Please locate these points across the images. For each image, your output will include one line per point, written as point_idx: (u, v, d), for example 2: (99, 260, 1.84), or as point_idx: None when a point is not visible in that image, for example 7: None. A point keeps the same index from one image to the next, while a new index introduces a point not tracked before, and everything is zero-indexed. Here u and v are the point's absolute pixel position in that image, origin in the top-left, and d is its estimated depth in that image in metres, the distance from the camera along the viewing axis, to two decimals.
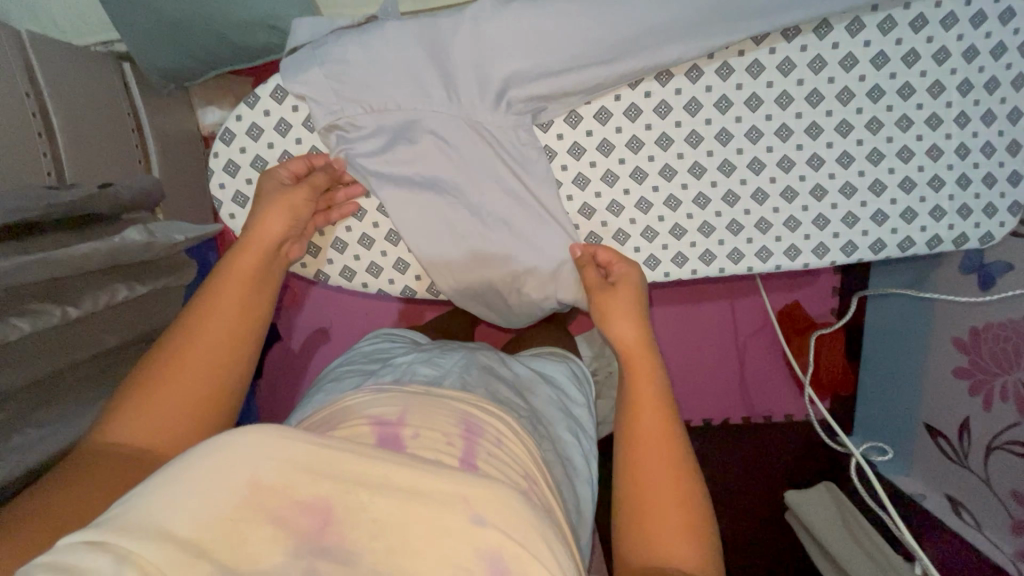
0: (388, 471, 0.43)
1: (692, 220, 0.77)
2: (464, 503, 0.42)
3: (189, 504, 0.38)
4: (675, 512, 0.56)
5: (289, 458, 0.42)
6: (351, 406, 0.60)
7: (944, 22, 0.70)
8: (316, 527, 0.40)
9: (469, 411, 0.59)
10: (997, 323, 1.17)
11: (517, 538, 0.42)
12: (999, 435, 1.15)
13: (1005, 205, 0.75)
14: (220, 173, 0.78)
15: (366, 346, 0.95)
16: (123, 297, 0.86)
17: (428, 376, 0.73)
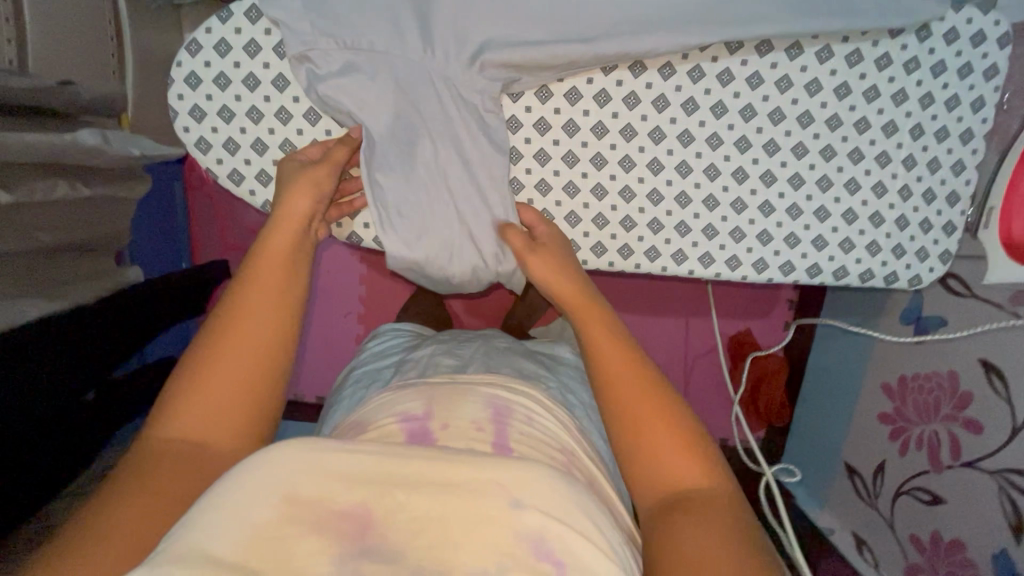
0: (414, 469, 0.44)
1: (643, 215, 0.79)
2: (501, 488, 0.43)
3: (224, 528, 0.40)
4: (678, 448, 0.57)
5: (326, 468, 0.43)
6: (377, 411, 0.63)
7: (907, 66, 0.73)
8: (357, 532, 0.41)
9: (495, 394, 0.63)
10: (924, 374, 1.22)
11: (558, 516, 0.43)
12: (908, 480, 1.22)
13: (937, 252, 0.79)
14: (180, 83, 0.78)
15: (377, 346, 1.00)
16: (63, 194, 0.86)
17: (451, 365, 0.79)
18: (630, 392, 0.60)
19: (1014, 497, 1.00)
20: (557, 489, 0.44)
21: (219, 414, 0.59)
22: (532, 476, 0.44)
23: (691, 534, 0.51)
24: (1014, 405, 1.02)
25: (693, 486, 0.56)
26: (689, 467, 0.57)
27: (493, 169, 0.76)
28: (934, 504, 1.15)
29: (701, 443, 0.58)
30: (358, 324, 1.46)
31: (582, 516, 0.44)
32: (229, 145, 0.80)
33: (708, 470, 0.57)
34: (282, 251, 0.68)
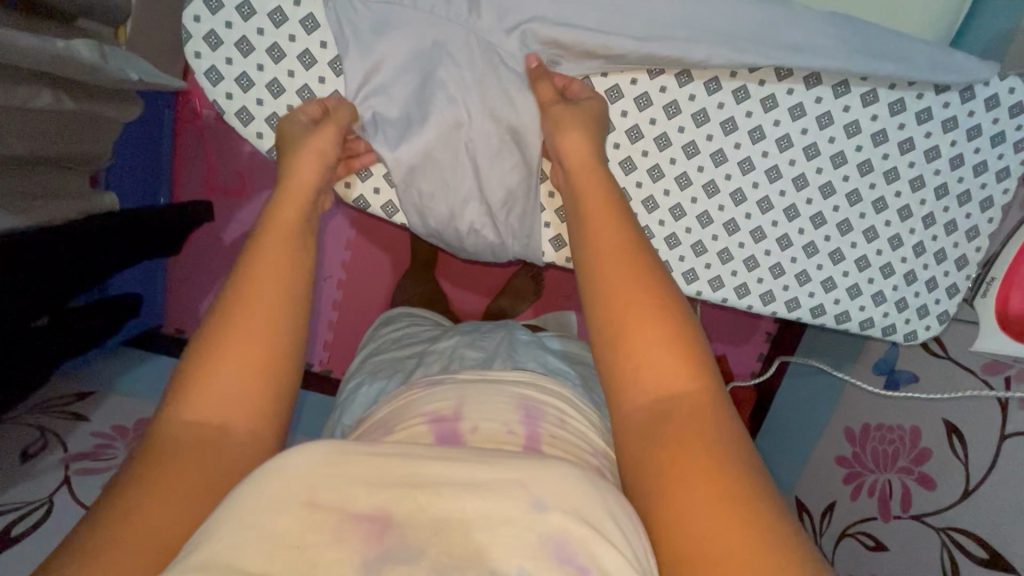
0: (431, 467, 0.42)
1: (662, 228, 0.77)
2: (522, 487, 0.41)
3: (246, 538, 0.37)
4: (667, 348, 0.55)
5: (345, 474, 0.40)
6: (404, 410, 0.61)
7: (945, 124, 0.73)
8: (374, 534, 0.38)
9: (527, 395, 0.61)
10: (888, 425, 1.25)
11: (582, 517, 0.41)
12: (853, 524, 1.26)
13: (936, 311, 0.81)
14: (198, 4, 0.72)
15: (394, 331, 1.03)
16: (43, 104, 0.79)
17: (476, 360, 0.80)
18: (620, 279, 0.59)
19: (954, 554, 1.03)
20: (585, 494, 0.42)
21: (228, 387, 0.54)
22: (550, 473, 0.42)
23: (658, 436, 0.51)
24: (969, 469, 1.05)
25: (674, 390, 0.54)
26: (671, 365, 0.54)
27: (518, 153, 0.76)
28: (876, 550, 1.18)
29: (693, 343, 0.56)
30: (337, 291, 1.41)
31: (605, 519, 0.42)
32: (243, 80, 0.74)
33: (696, 372, 0.55)
34: (290, 221, 0.64)
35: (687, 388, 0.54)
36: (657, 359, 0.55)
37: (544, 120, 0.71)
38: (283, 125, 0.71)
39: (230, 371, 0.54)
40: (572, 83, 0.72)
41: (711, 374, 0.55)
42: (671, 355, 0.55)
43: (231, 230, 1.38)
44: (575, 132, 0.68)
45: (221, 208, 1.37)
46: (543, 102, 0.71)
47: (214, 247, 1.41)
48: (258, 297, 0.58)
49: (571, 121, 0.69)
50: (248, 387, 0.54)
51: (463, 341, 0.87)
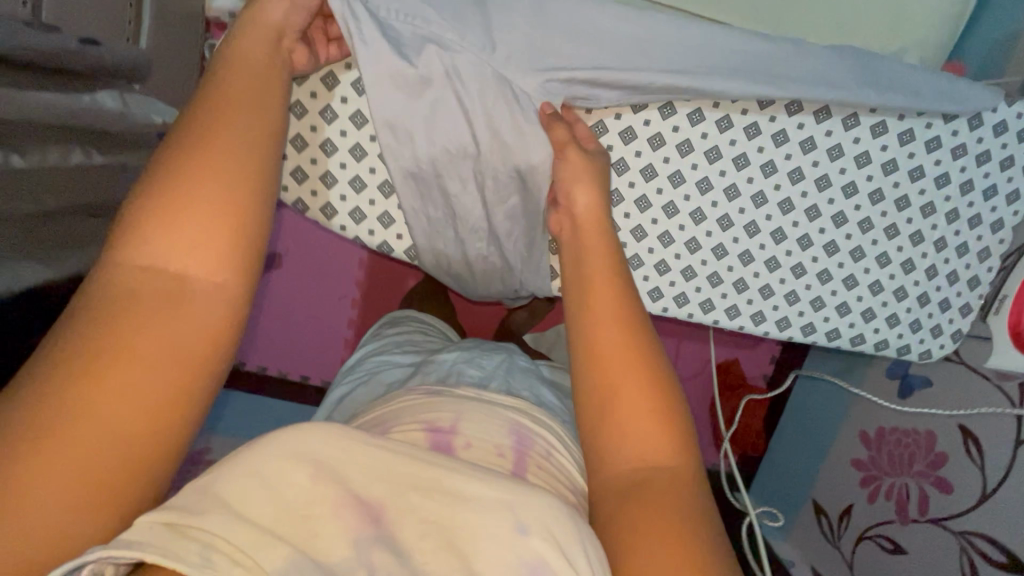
0: (431, 471, 0.46)
1: (678, 261, 0.79)
2: (513, 510, 0.45)
3: (254, 493, 0.42)
4: (651, 417, 0.57)
5: (359, 464, 0.45)
6: (399, 413, 0.63)
7: (954, 151, 0.74)
8: (372, 517, 0.43)
9: (519, 421, 0.62)
10: (903, 428, 1.27)
11: (559, 543, 0.44)
12: (872, 527, 1.28)
13: (950, 330, 0.82)
14: None
15: (396, 335, 1.04)
16: (76, 160, 0.84)
17: (474, 377, 0.81)
18: (614, 338, 0.61)
19: (974, 560, 1.05)
20: (565, 524, 0.46)
21: (192, 242, 0.55)
22: (537, 501, 0.46)
23: (636, 487, 0.54)
24: (986, 473, 1.07)
25: (656, 460, 0.56)
26: (655, 437, 0.57)
27: (528, 192, 0.78)
28: (896, 553, 1.21)
29: (676, 417, 0.58)
30: (353, 309, 1.42)
31: (580, 544, 0.46)
32: None
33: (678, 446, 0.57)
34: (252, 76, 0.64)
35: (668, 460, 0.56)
36: (641, 426, 0.57)
37: (558, 164, 0.73)
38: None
39: (194, 225, 0.55)
40: (589, 141, 0.74)
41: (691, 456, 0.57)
42: (654, 418, 0.57)
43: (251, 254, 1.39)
44: (585, 194, 0.72)
45: None
46: (556, 146, 0.73)
47: None
48: (224, 153, 0.58)
49: (587, 181, 0.72)
50: (213, 244, 0.55)
51: (464, 355, 0.87)
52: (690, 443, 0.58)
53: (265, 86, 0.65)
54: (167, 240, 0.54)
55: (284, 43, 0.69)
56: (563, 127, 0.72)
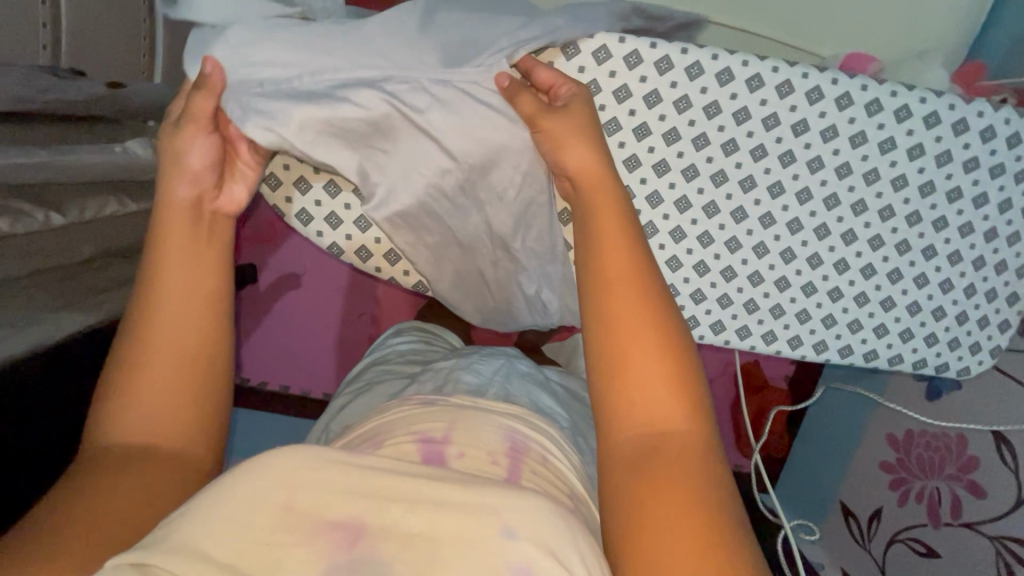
0: (414, 483, 0.37)
1: (714, 289, 0.79)
2: (493, 512, 0.36)
3: (217, 527, 0.35)
4: (661, 382, 0.49)
5: (324, 480, 0.36)
6: (391, 426, 0.51)
7: (992, 171, 0.73)
8: (344, 543, 0.34)
9: (511, 426, 0.51)
10: (931, 432, 1.25)
11: (550, 548, 0.36)
12: (903, 530, 1.28)
13: (988, 346, 0.82)
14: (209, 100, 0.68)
15: (400, 343, 0.94)
16: (112, 211, 0.85)
17: (471, 384, 0.68)
18: (621, 296, 0.52)
19: (1011, 565, 1.06)
20: (558, 528, 0.37)
21: (164, 414, 0.54)
22: (528, 501, 0.37)
23: (638, 467, 0.46)
24: (1020, 477, 1.07)
25: (665, 429, 0.48)
26: (664, 403, 0.49)
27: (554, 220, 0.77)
28: (928, 556, 1.22)
29: (687, 377, 0.50)
30: (372, 326, 1.42)
31: (577, 551, 0.38)
32: (300, 183, 0.77)
33: (690, 414, 0.49)
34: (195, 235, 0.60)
35: (679, 428, 0.48)
36: (649, 393, 0.49)
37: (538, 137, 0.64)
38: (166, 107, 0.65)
39: (163, 401, 0.54)
40: (558, 86, 0.65)
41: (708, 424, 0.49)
42: (659, 383, 0.49)
43: (267, 276, 1.39)
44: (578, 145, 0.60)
45: (255, 255, 1.38)
46: (529, 118, 0.65)
47: (253, 299, 1.41)
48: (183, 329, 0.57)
49: (582, 132, 0.61)
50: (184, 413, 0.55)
51: (464, 360, 0.77)
52: (704, 404, 0.50)
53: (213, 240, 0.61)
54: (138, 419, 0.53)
55: (207, 206, 0.62)
56: (529, 94, 0.65)
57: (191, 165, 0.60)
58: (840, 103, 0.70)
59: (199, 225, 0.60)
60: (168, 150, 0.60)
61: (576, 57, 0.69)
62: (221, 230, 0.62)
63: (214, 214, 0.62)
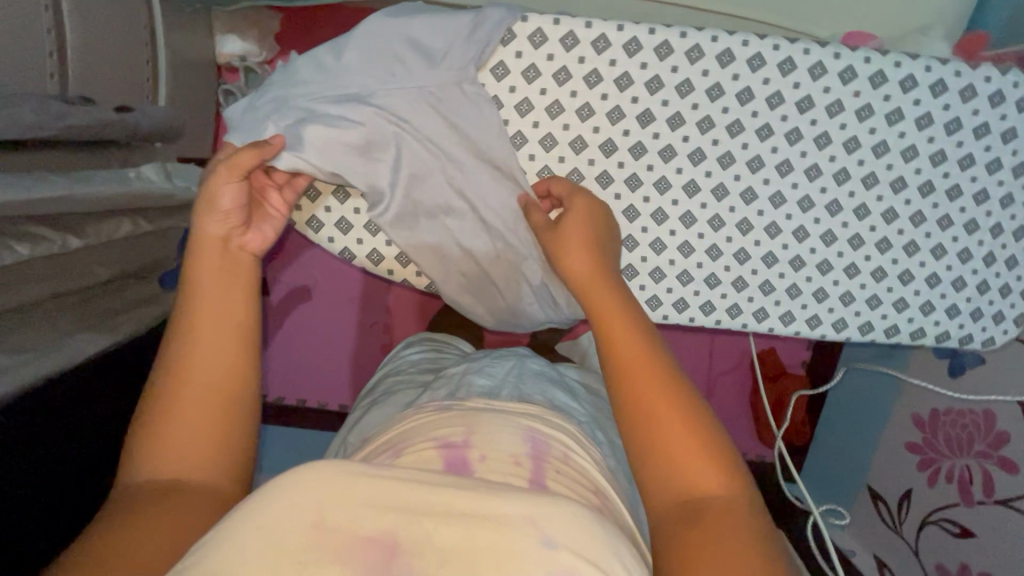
0: (440, 495, 0.35)
1: (728, 273, 0.78)
2: (528, 523, 0.35)
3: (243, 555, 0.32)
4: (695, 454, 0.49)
5: (351, 496, 0.35)
6: (409, 434, 0.50)
7: (1004, 136, 0.72)
8: (383, 564, 0.32)
9: (532, 427, 0.50)
10: (958, 410, 1.23)
11: (589, 557, 0.35)
12: (936, 511, 1.25)
13: (1013, 314, 0.80)
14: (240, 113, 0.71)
15: (414, 355, 0.93)
16: (125, 231, 0.86)
17: (484, 387, 0.68)
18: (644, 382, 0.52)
19: None
20: (591, 531, 0.36)
21: (186, 444, 0.52)
22: (559, 507, 0.36)
23: (678, 537, 0.46)
24: None
25: (705, 493, 0.48)
26: (696, 469, 0.49)
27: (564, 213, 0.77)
28: (963, 537, 1.18)
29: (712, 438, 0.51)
30: (384, 334, 1.43)
31: (608, 551, 0.37)
32: (309, 191, 0.78)
33: (726, 476, 0.49)
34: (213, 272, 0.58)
35: (717, 491, 0.48)
36: (686, 464, 0.49)
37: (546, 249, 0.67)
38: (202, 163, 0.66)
39: (185, 436, 0.52)
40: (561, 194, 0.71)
41: (743, 481, 0.50)
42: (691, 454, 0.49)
43: (278, 291, 1.40)
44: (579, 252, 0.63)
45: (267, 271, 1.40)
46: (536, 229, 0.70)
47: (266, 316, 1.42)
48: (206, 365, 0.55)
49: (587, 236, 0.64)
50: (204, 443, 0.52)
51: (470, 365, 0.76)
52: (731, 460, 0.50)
53: (230, 268, 0.59)
54: (163, 454, 0.51)
55: (236, 244, 0.60)
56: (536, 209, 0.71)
57: (221, 205, 0.59)
58: (843, 78, 0.70)
59: (228, 265, 0.59)
60: (203, 195, 0.59)
61: (576, 48, 0.70)
62: (246, 266, 0.60)
63: (241, 251, 0.61)
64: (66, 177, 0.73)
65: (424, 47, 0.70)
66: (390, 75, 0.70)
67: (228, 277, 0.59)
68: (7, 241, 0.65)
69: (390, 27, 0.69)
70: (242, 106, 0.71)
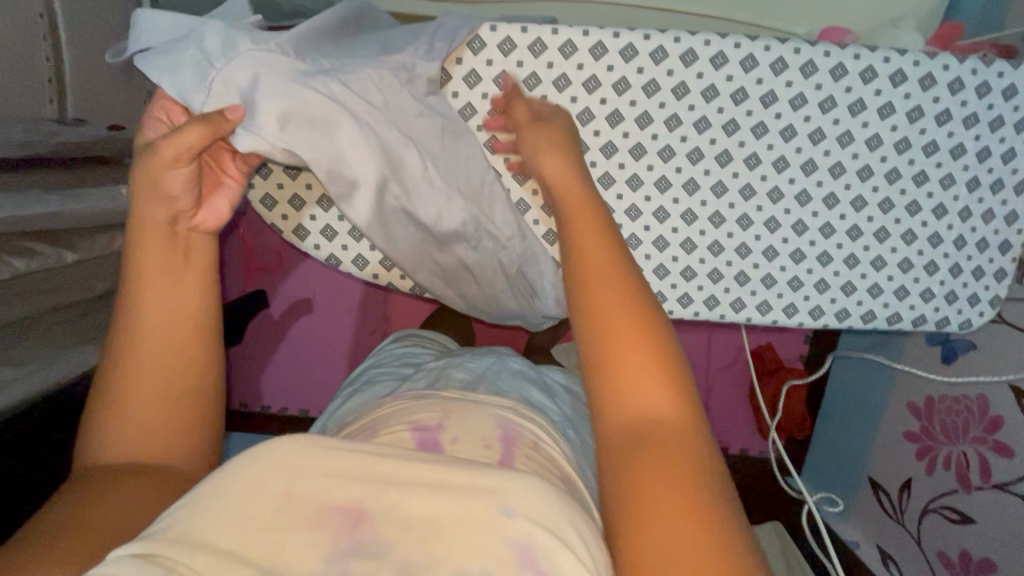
0: (412, 467, 0.38)
1: (703, 265, 0.80)
2: (492, 493, 0.37)
3: (224, 516, 0.35)
4: (648, 368, 0.45)
5: (324, 465, 0.37)
6: (386, 417, 0.54)
7: (966, 121, 0.74)
8: (346, 527, 0.35)
9: (504, 415, 0.53)
10: (952, 396, 1.22)
11: (548, 525, 0.37)
12: (935, 499, 1.24)
13: (987, 296, 0.81)
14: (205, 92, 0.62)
15: (397, 349, 0.95)
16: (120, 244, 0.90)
17: (464, 381, 0.72)
18: (600, 287, 0.48)
19: None
20: (553, 507, 0.38)
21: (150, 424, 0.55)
22: (523, 483, 0.38)
23: (631, 460, 0.42)
24: None
25: (653, 417, 0.44)
26: (648, 386, 0.45)
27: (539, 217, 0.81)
28: (962, 523, 1.17)
29: (672, 358, 0.46)
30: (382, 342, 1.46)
31: (570, 522, 0.38)
32: (295, 202, 0.81)
33: (678, 397, 0.44)
34: (161, 257, 0.58)
35: (669, 412, 0.44)
36: (637, 380, 0.45)
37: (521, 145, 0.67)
38: (139, 120, 0.63)
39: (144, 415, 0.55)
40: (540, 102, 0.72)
41: (697, 404, 0.45)
42: (643, 366, 0.45)
43: (278, 302, 1.43)
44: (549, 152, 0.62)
45: (264, 282, 1.43)
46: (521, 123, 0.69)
47: (266, 325, 1.45)
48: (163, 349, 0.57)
49: (543, 148, 0.63)
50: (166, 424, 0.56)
51: (451, 363, 0.80)
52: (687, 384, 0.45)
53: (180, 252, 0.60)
54: (127, 434, 0.54)
55: (183, 225, 0.60)
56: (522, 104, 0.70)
57: (168, 189, 0.57)
58: (805, 72, 0.72)
59: (175, 248, 0.59)
60: (143, 172, 0.56)
61: (544, 54, 0.73)
62: (197, 249, 0.61)
63: (191, 232, 0.61)
64: (62, 196, 0.77)
65: (389, 52, 0.71)
66: (364, 85, 0.68)
67: (177, 264, 0.59)
68: (6, 257, 0.69)
69: (367, 43, 0.73)
70: (196, 61, 0.62)
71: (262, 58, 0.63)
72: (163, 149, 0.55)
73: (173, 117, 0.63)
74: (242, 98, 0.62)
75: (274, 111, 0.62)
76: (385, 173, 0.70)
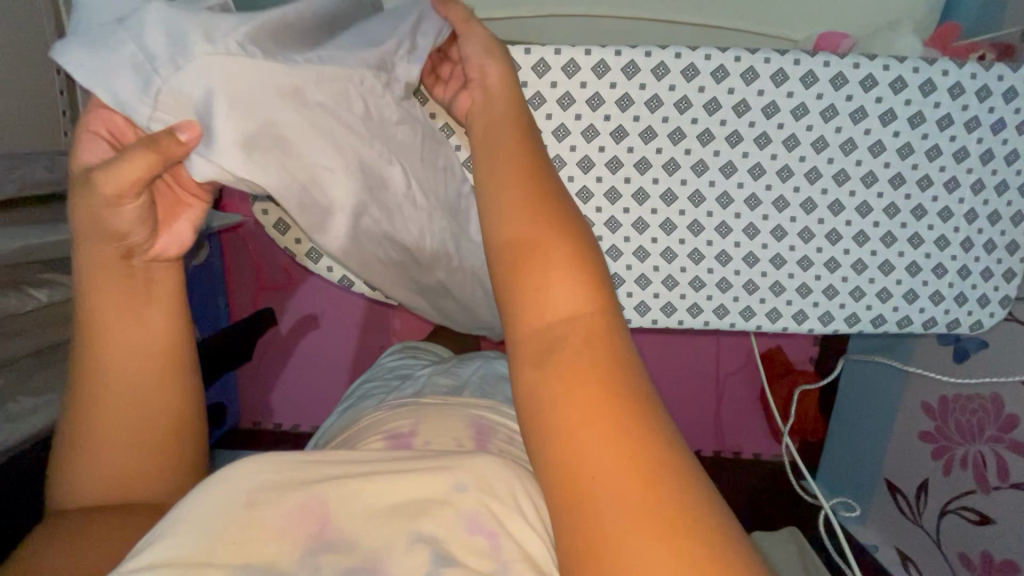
0: (377, 463, 0.41)
1: (711, 275, 0.80)
2: (446, 473, 0.40)
3: (181, 528, 0.35)
4: (558, 262, 0.39)
5: (282, 463, 0.40)
6: (366, 428, 0.60)
7: (968, 125, 0.75)
8: (309, 516, 0.37)
9: (478, 415, 0.59)
10: (965, 395, 1.21)
11: (500, 499, 0.40)
12: (953, 499, 1.23)
13: (997, 297, 0.82)
14: (154, 110, 0.47)
15: (392, 361, 0.96)
16: None
17: (449, 385, 0.76)
18: (515, 188, 0.43)
19: None
20: (504, 482, 0.41)
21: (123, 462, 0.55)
22: (470, 462, 0.42)
23: (544, 358, 0.37)
24: None
25: (564, 317, 0.38)
26: (559, 281, 0.39)
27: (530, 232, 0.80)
28: (981, 524, 1.15)
29: (584, 252, 0.40)
30: None
31: (523, 493, 0.41)
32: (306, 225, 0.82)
33: (590, 291, 0.39)
34: (120, 296, 0.54)
35: (580, 307, 0.38)
36: (546, 274, 0.39)
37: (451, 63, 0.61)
38: (72, 137, 0.48)
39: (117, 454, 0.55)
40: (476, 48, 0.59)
41: (613, 302, 0.40)
42: (551, 254, 0.39)
43: (287, 320, 1.45)
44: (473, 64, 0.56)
45: (274, 302, 1.45)
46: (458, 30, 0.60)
47: (275, 342, 1.47)
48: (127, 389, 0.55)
49: (490, 52, 0.57)
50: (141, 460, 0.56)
51: (443, 370, 0.83)
52: (603, 280, 0.40)
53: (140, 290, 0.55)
54: (101, 469, 0.55)
55: (140, 261, 0.54)
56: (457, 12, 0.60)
57: (116, 226, 0.49)
58: (805, 82, 0.73)
59: (134, 287, 0.54)
60: (86, 213, 0.48)
61: (548, 74, 0.73)
62: (158, 284, 0.56)
63: (149, 262, 0.54)
64: None
65: (378, 45, 0.61)
66: (345, 92, 0.57)
67: (138, 298, 0.54)
68: (25, 288, 0.73)
69: None
70: (132, 60, 0.46)
71: (223, 68, 0.47)
72: (102, 184, 0.45)
73: (116, 133, 0.49)
74: (199, 113, 0.47)
75: (238, 133, 0.48)
76: (362, 197, 0.61)
